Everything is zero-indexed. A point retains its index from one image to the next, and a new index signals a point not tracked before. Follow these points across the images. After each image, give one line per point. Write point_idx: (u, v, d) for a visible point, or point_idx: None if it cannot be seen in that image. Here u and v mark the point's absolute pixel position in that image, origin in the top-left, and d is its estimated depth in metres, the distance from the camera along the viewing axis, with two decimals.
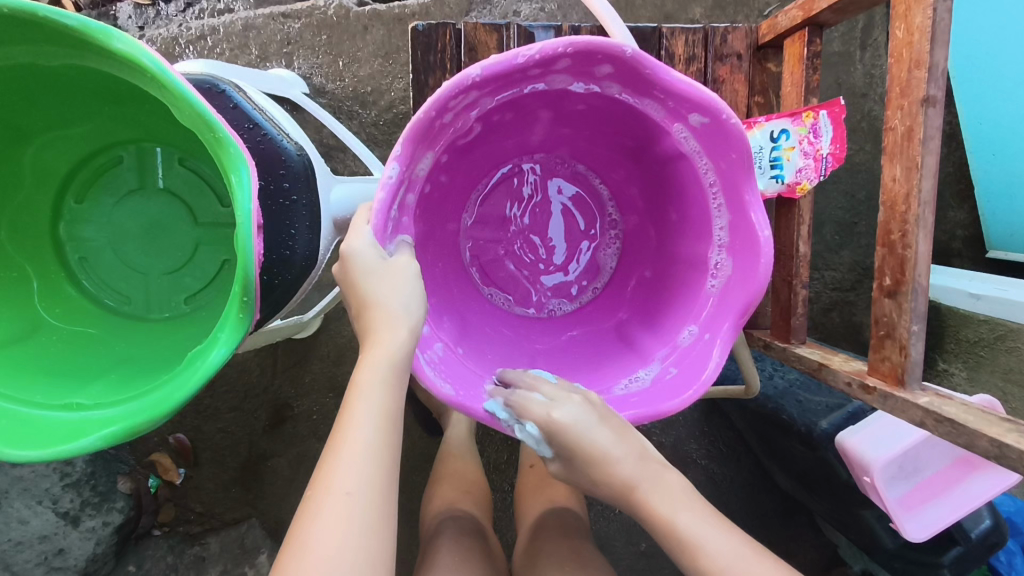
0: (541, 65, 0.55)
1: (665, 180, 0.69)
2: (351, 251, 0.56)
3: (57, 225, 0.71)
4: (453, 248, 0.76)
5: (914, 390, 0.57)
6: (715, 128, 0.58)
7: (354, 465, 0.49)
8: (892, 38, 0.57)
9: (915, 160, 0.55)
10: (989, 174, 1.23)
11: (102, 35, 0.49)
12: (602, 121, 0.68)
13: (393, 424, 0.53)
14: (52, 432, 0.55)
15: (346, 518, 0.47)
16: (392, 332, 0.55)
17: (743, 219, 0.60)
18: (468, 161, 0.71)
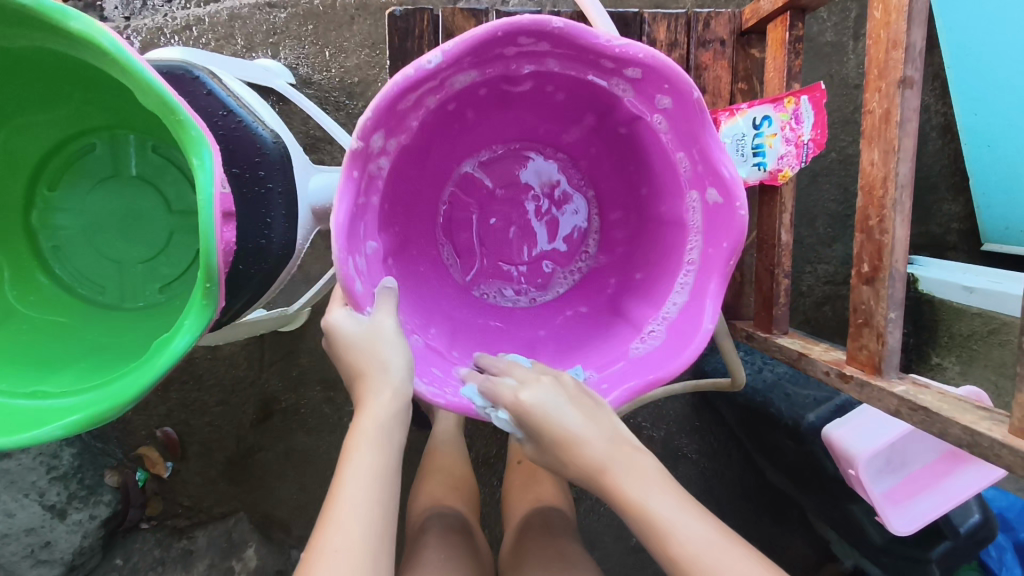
0: (613, 59, 0.56)
1: (654, 230, 0.69)
2: (334, 324, 0.59)
3: (30, 213, 0.71)
4: (431, 189, 0.74)
5: (891, 379, 0.56)
6: (721, 210, 0.58)
7: (344, 525, 0.49)
8: (870, 19, 0.56)
9: (892, 143, 0.53)
10: (984, 165, 1.21)
11: (59, 15, 0.49)
12: (626, 151, 0.69)
13: (388, 483, 0.53)
14: (15, 421, 0.55)
15: (346, 573, 0.47)
16: (380, 387, 0.55)
17: (698, 305, 0.60)
18: (496, 113, 0.69)
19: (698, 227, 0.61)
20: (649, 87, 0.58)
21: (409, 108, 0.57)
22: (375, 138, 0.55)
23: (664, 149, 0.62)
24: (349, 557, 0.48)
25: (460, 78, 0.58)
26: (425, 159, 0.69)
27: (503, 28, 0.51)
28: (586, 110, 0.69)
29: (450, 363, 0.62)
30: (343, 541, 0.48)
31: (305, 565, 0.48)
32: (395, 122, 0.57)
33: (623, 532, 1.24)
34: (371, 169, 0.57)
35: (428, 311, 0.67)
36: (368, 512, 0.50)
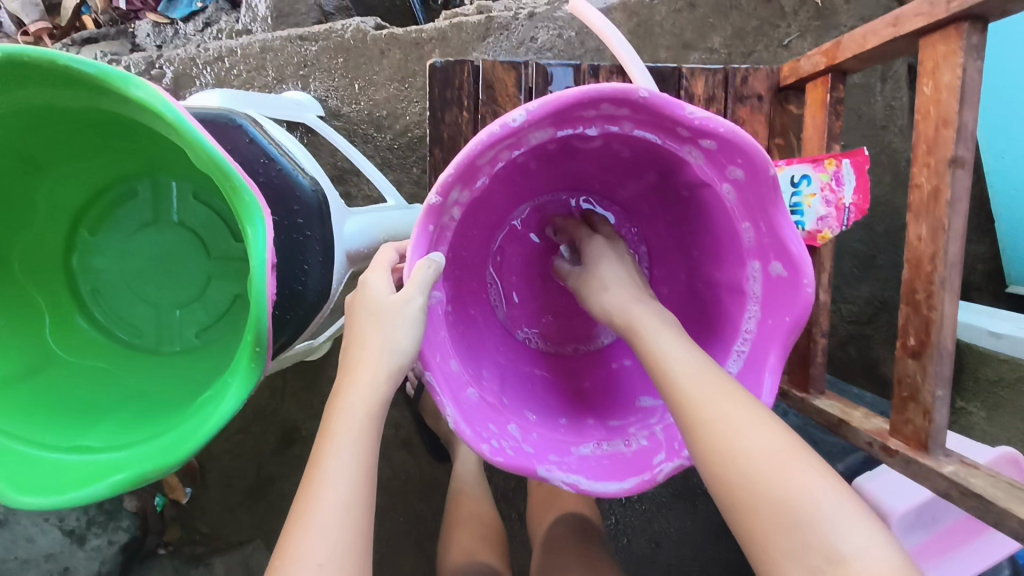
0: (690, 129, 0.55)
1: (709, 291, 0.69)
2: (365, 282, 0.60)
3: (70, 257, 0.71)
4: (489, 230, 0.75)
5: (939, 458, 0.56)
6: (786, 284, 0.58)
7: (316, 534, 0.48)
8: (919, 94, 0.56)
9: (941, 221, 0.54)
10: (1011, 212, 1.22)
11: (120, 82, 0.49)
12: (692, 221, 0.70)
13: (366, 480, 0.51)
14: (61, 477, 0.55)
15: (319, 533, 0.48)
16: (379, 362, 0.54)
17: (744, 385, 0.60)
18: (564, 164, 0.70)
19: (757, 298, 0.61)
20: (722, 159, 0.57)
21: (485, 164, 0.57)
22: (452, 194, 0.56)
23: (728, 219, 0.62)
24: (334, 571, 0.46)
25: (536, 133, 0.56)
26: (492, 201, 0.70)
27: (590, 95, 0.51)
28: (649, 171, 0.69)
29: (504, 419, 0.62)
30: (330, 556, 0.47)
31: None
32: (472, 175, 0.57)
33: (642, 570, 1.23)
34: (441, 215, 0.57)
35: (478, 355, 0.68)
36: (345, 517, 0.49)
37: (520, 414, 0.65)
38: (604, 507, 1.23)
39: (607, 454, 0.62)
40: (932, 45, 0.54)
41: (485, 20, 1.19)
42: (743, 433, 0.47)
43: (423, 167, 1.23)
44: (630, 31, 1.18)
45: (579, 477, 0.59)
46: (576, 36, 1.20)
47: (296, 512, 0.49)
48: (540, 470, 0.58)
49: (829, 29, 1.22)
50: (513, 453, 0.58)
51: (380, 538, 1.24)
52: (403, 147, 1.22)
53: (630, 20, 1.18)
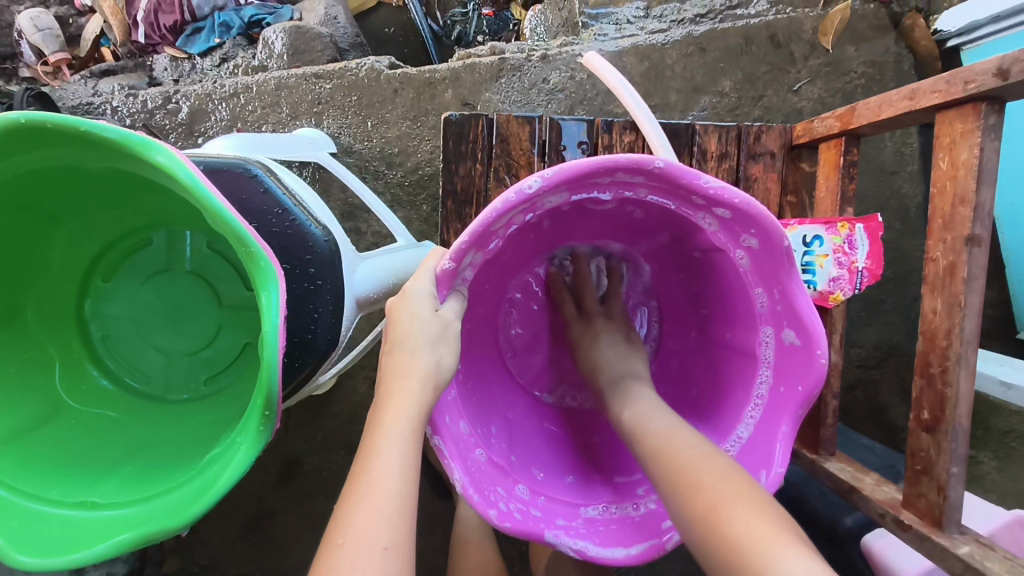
0: (707, 198, 0.53)
1: (721, 353, 0.69)
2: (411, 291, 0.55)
3: (83, 303, 0.72)
4: (502, 281, 0.76)
5: (953, 536, 0.55)
6: (798, 353, 0.57)
7: (374, 515, 0.47)
8: (934, 167, 0.56)
9: (958, 298, 0.54)
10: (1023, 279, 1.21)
11: (143, 148, 0.50)
12: (705, 285, 0.70)
13: (410, 505, 0.49)
14: (64, 535, 0.54)
15: (364, 558, 0.45)
16: (425, 384, 0.53)
17: (757, 450, 0.59)
18: (576, 222, 0.70)
19: (769, 363, 0.60)
20: (736, 228, 0.56)
21: (498, 227, 0.56)
22: (465, 258, 0.56)
23: (741, 282, 0.61)
24: (396, 558, 0.46)
25: (552, 197, 0.55)
26: (508, 253, 0.71)
27: (606, 165, 0.50)
28: (662, 231, 0.69)
29: (512, 482, 0.61)
30: (393, 539, 0.46)
31: (335, 552, 0.46)
32: (485, 240, 0.56)
33: None
34: (455, 277, 0.56)
35: (485, 412, 0.68)
36: (400, 504, 0.48)
37: (527, 474, 0.64)
38: None
39: (617, 519, 0.61)
40: (948, 122, 0.55)
41: (499, 61, 1.21)
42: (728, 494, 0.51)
43: (432, 205, 1.24)
44: (641, 74, 1.19)
45: (588, 543, 0.58)
46: (587, 78, 1.21)
47: (353, 489, 0.49)
48: (549, 535, 0.57)
49: (840, 75, 1.22)
50: (521, 518, 0.57)
51: None
52: (414, 184, 1.23)
53: (641, 63, 1.19)
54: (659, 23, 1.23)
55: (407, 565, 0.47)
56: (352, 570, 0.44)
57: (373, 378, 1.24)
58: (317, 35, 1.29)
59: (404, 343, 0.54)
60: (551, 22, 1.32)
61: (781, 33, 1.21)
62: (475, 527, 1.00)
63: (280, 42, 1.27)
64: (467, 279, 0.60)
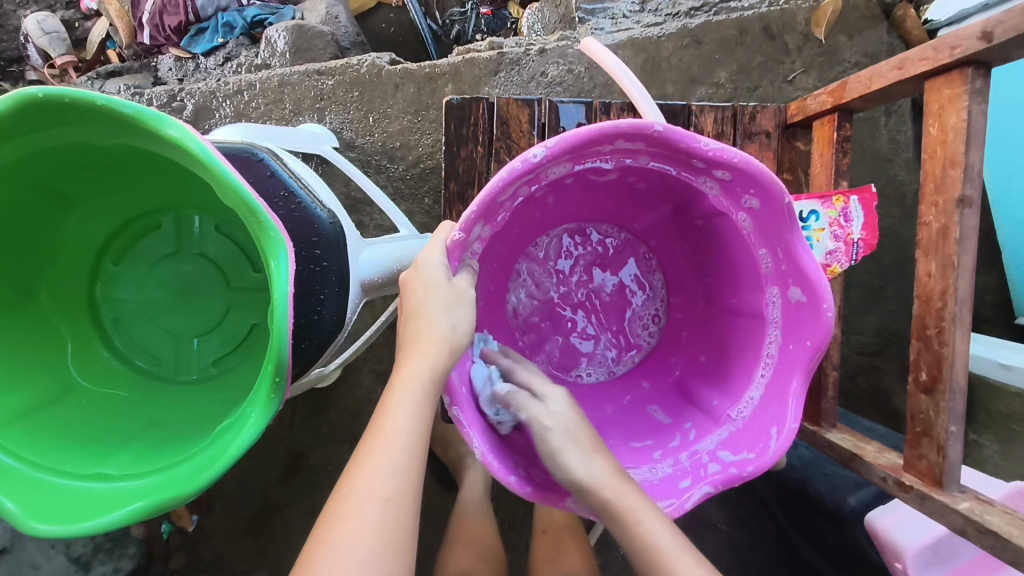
0: (705, 161, 0.55)
1: (730, 319, 0.70)
2: (424, 263, 0.55)
3: (94, 286, 0.73)
4: (507, 260, 0.76)
5: (954, 494, 0.56)
6: (807, 309, 0.59)
7: (380, 472, 0.48)
8: (926, 134, 0.58)
9: (951, 259, 0.55)
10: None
11: (154, 121, 0.51)
12: (711, 254, 0.72)
13: (414, 466, 0.50)
14: (80, 504, 0.54)
15: (363, 515, 0.46)
16: (436, 350, 0.53)
17: (770, 408, 0.61)
18: (580, 196, 0.72)
19: (778, 323, 0.62)
20: (737, 190, 0.58)
21: (505, 198, 0.57)
22: (473, 229, 0.57)
23: (745, 247, 0.63)
24: (399, 510, 0.47)
25: (556, 167, 0.57)
26: (512, 228, 0.71)
27: (607, 131, 0.51)
28: (665, 202, 0.71)
29: (530, 452, 0.62)
30: (397, 492, 0.48)
31: (343, 501, 0.47)
32: (492, 211, 0.58)
33: None
34: (464, 248, 0.58)
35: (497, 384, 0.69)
36: (407, 460, 0.50)
37: None
38: (611, 538, 1.21)
39: (635, 482, 0.61)
40: (937, 89, 0.56)
41: (497, 56, 1.23)
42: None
43: (434, 198, 1.25)
44: (637, 66, 1.21)
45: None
46: (585, 71, 1.23)
47: (364, 445, 0.50)
48: (568, 501, 0.58)
49: (833, 65, 1.24)
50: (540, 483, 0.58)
51: None
52: (415, 178, 1.24)
53: (638, 56, 1.21)
54: (655, 17, 1.25)
55: (412, 518, 0.49)
56: (358, 519, 0.46)
57: (377, 370, 1.25)
58: (319, 33, 1.31)
59: (417, 312, 0.54)
60: (548, 18, 1.34)
61: (775, 25, 1.23)
62: (480, 514, 1.00)
63: (283, 40, 1.29)
64: (475, 250, 0.61)
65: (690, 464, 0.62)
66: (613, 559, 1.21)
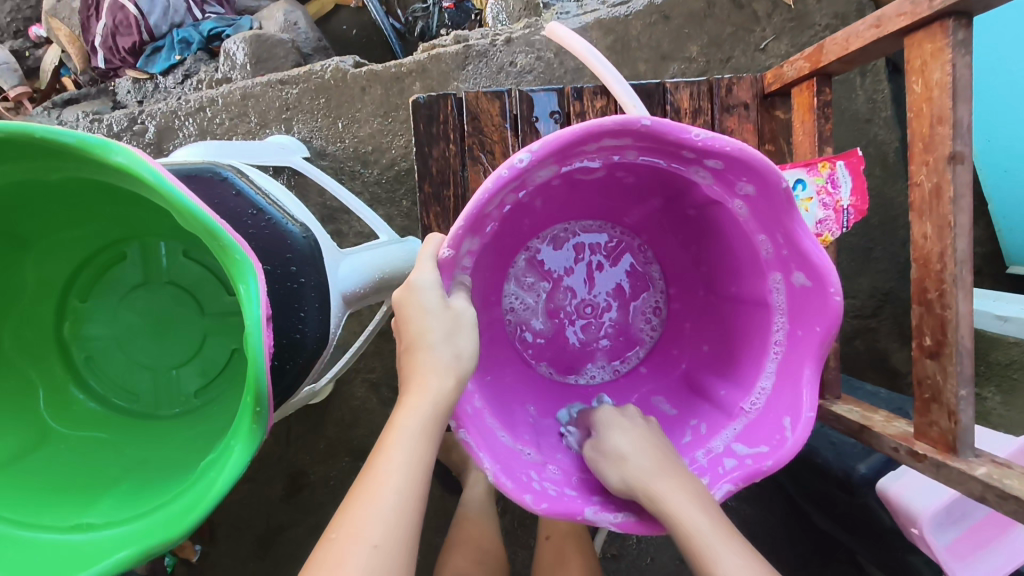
0: (695, 151, 0.53)
1: (733, 305, 0.69)
2: (417, 285, 0.53)
3: (62, 326, 0.70)
4: (502, 266, 0.74)
5: (968, 459, 0.54)
6: (813, 295, 0.56)
7: (370, 515, 0.46)
8: (910, 92, 0.56)
9: (947, 219, 0.53)
10: (1013, 235, 1.25)
11: (101, 150, 0.48)
12: (708, 240, 0.69)
13: (411, 509, 0.47)
14: (61, 560, 0.52)
15: (352, 563, 0.43)
16: (438, 379, 0.51)
17: (785, 397, 0.59)
18: (569, 193, 0.69)
19: (783, 309, 0.60)
20: (728, 176, 0.55)
21: (491, 209, 0.55)
22: (461, 244, 0.54)
23: (744, 234, 0.61)
24: (388, 560, 0.44)
25: (547, 169, 0.55)
26: (504, 232, 0.68)
27: (594, 132, 0.49)
28: (655, 192, 0.68)
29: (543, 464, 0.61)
30: (384, 537, 0.45)
31: (331, 547, 0.45)
32: (480, 222, 0.55)
33: None
34: (458, 262, 0.56)
35: (502, 395, 0.67)
36: (402, 500, 0.47)
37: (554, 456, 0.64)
38: None
39: None
40: (918, 44, 0.54)
41: (463, 49, 1.19)
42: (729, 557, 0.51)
43: (412, 200, 1.23)
44: (608, 47, 1.19)
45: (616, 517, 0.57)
46: (554, 57, 1.20)
47: (360, 487, 0.48)
48: (589, 513, 0.56)
49: (804, 29, 1.22)
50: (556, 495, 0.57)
51: None
52: (391, 181, 1.21)
53: (607, 36, 1.19)
54: None
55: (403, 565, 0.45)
56: (343, 568, 0.43)
57: (371, 380, 1.23)
58: (278, 41, 1.27)
59: (417, 340, 0.52)
60: (511, 6, 1.28)
61: None
62: (486, 518, 0.99)
63: (241, 52, 1.24)
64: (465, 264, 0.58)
65: (707, 462, 0.61)
66: (627, 548, 1.20)
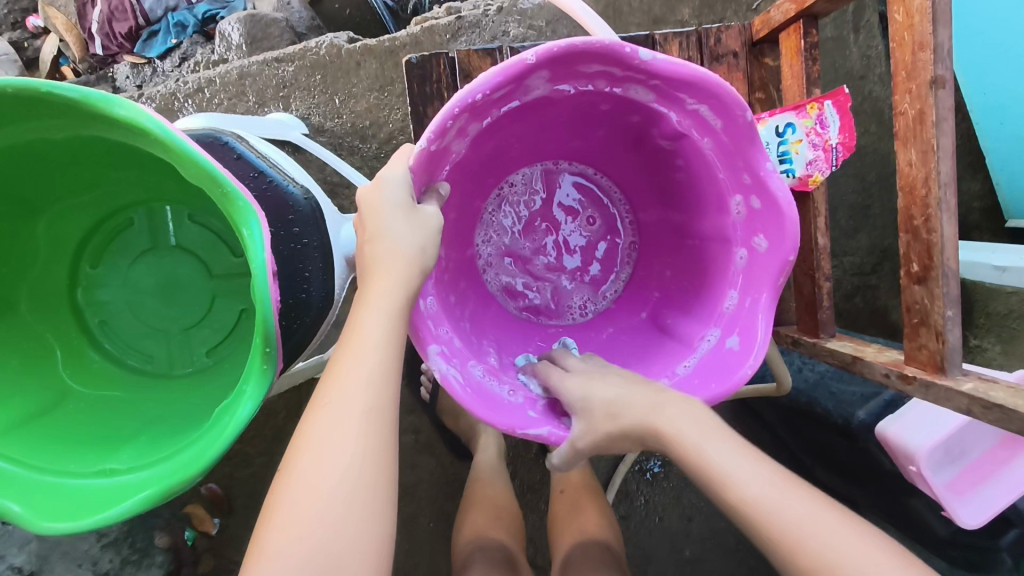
0: (754, 179, 0.60)
1: (686, 299, 0.73)
2: (385, 180, 0.56)
3: (75, 292, 0.72)
4: (525, 154, 0.77)
5: (956, 377, 0.56)
6: (766, 257, 0.61)
7: (352, 384, 0.49)
8: (892, 22, 0.57)
9: (930, 143, 0.55)
10: (1012, 186, 1.25)
11: (103, 104, 0.49)
12: (687, 255, 0.74)
13: (389, 376, 0.51)
14: (86, 501, 0.54)
15: (346, 439, 0.47)
16: (403, 269, 0.54)
17: (715, 364, 0.63)
18: (620, 144, 0.75)
19: (736, 292, 0.65)
20: (756, 225, 0.62)
21: (580, 78, 0.59)
22: (536, 76, 0.56)
23: (722, 208, 0.66)
24: (379, 423, 0.48)
25: (650, 83, 0.58)
26: (540, 129, 0.72)
27: (701, 76, 0.54)
28: (679, 206, 0.74)
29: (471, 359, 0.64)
30: (373, 405, 0.49)
31: (319, 427, 0.48)
32: (564, 75, 0.58)
33: (677, 546, 1.23)
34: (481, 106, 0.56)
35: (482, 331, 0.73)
36: (379, 379, 0.50)
37: (484, 357, 0.67)
38: (631, 487, 1.22)
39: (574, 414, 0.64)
40: None
41: (455, 20, 1.20)
42: (769, 486, 0.49)
43: None
44: (600, 12, 1.20)
45: (454, 375, 0.58)
46: (546, 25, 1.21)
47: (332, 375, 0.50)
48: (432, 349, 0.58)
49: None
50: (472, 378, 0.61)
51: (411, 542, 1.24)
52: (389, 155, 1.23)
53: (598, 2, 1.19)
54: None
55: (388, 435, 0.49)
56: (334, 446, 0.47)
57: None
58: (272, 21, 1.28)
59: (384, 234, 0.55)
60: None
61: None
62: (494, 477, 1.01)
63: (236, 33, 1.26)
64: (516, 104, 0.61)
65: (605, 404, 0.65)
66: (635, 509, 1.22)
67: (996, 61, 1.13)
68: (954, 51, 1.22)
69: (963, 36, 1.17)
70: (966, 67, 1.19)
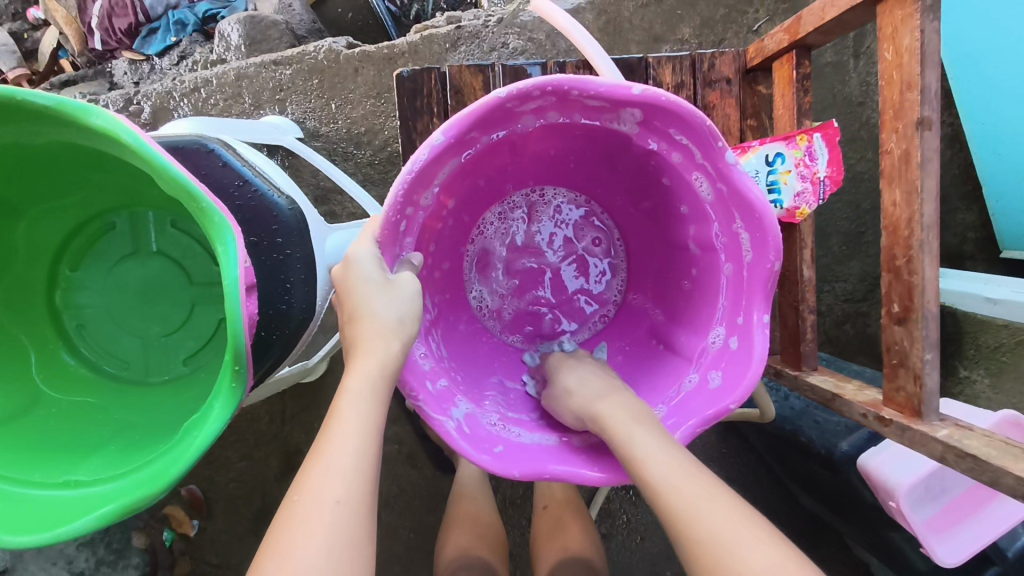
0: (756, 258, 0.59)
1: (655, 361, 0.72)
2: (356, 257, 0.56)
3: (54, 295, 0.71)
4: (545, 177, 0.78)
5: (932, 422, 0.56)
6: (735, 356, 0.61)
7: (329, 467, 0.48)
8: (882, 60, 0.57)
9: (914, 184, 0.55)
10: (1008, 217, 1.24)
11: (82, 113, 0.49)
12: (670, 314, 0.73)
13: (368, 458, 0.49)
14: (50, 513, 0.53)
15: (323, 524, 0.45)
16: (383, 342, 0.54)
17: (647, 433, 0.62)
18: (637, 197, 0.75)
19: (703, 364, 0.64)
20: (742, 298, 0.61)
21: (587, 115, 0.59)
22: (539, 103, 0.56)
23: (716, 281, 0.65)
24: (350, 509, 0.47)
25: (674, 132, 0.58)
26: (556, 155, 0.72)
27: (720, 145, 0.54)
28: (676, 273, 0.74)
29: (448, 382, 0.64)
30: (346, 493, 0.47)
31: (297, 506, 0.46)
32: (575, 107, 0.58)
33: (658, 567, 1.21)
34: (510, 110, 0.56)
35: (457, 353, 0.72)
36: (357, 459, 0.49)
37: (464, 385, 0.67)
38: (614, 506, 1.21)
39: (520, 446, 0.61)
40: (889, 12, 0.56)
41: (455, 30, 1.20)
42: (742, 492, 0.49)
43: None
44: (600, 28, 1.19)
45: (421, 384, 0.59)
46: (546, 39, 1.21)
47: (313, 455, 0.49)
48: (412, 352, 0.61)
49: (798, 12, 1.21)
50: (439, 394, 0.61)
51: (390, 553, 1.23)
52: (384, 162, 1.22)
53: (598, 17, 1.19)
54: None
55: (367, 514, 0.48)
56: (308, 523, 0.45)
57: None
58: (271, 23, 1.28)
59: (358, 312, 0.55)
60: None
61: None
62: (476, 492, 1.01)
63: (235, 34, 1.26)
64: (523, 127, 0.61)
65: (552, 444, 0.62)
66: (616, 528, 1.21)
67: (995, 93, 1.13)
68: (952, 81, 1.22)
69: (964, 67, 1.17)
70: (965, 98, 1.19)
